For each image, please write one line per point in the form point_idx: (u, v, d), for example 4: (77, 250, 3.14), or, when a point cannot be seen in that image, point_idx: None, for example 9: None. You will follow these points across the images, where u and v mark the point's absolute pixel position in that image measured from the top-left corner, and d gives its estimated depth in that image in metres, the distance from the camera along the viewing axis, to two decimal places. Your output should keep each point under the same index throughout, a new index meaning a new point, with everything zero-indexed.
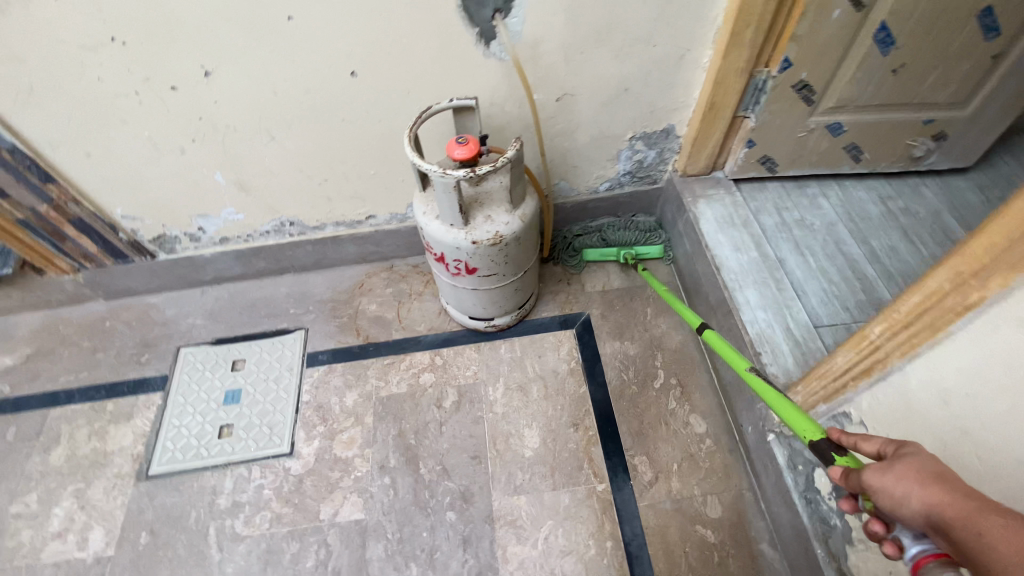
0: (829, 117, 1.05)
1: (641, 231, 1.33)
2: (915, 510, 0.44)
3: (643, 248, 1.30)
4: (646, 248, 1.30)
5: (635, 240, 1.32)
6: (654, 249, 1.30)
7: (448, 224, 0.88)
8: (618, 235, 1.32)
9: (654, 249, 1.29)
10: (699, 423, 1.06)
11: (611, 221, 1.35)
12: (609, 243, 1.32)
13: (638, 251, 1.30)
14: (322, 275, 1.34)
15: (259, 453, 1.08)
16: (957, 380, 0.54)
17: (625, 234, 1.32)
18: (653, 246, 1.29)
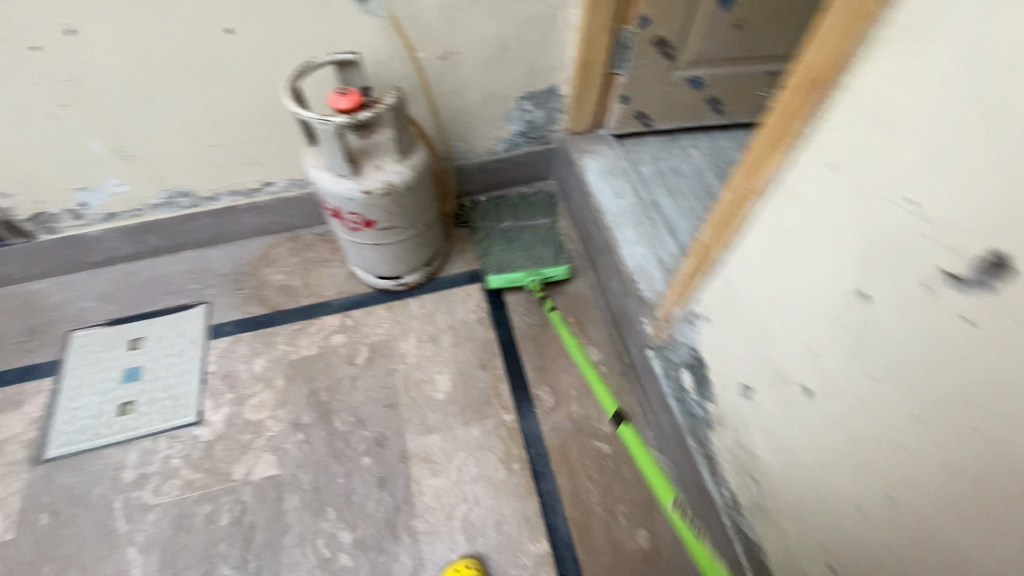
0: (688, 71, 1.18)
1: (548, 251, 1.25)
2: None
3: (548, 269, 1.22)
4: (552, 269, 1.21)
5: (541, 261, 1.24)
6: (560, 271, 1.22)
7: (338, 174, 0.91)
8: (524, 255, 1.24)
9: (559, 270, 1.22)
10: (594, 352, 1.17)
11: (518, 243, 1.27)
12: (515, 263, 1.23)
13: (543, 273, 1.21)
14: (224, 250, 1.32)
15: (165, 425, 1.06)
16: (758, 256, 0.63)
17: (532, 255, 1.24)
18: (558, 266, 1.22)
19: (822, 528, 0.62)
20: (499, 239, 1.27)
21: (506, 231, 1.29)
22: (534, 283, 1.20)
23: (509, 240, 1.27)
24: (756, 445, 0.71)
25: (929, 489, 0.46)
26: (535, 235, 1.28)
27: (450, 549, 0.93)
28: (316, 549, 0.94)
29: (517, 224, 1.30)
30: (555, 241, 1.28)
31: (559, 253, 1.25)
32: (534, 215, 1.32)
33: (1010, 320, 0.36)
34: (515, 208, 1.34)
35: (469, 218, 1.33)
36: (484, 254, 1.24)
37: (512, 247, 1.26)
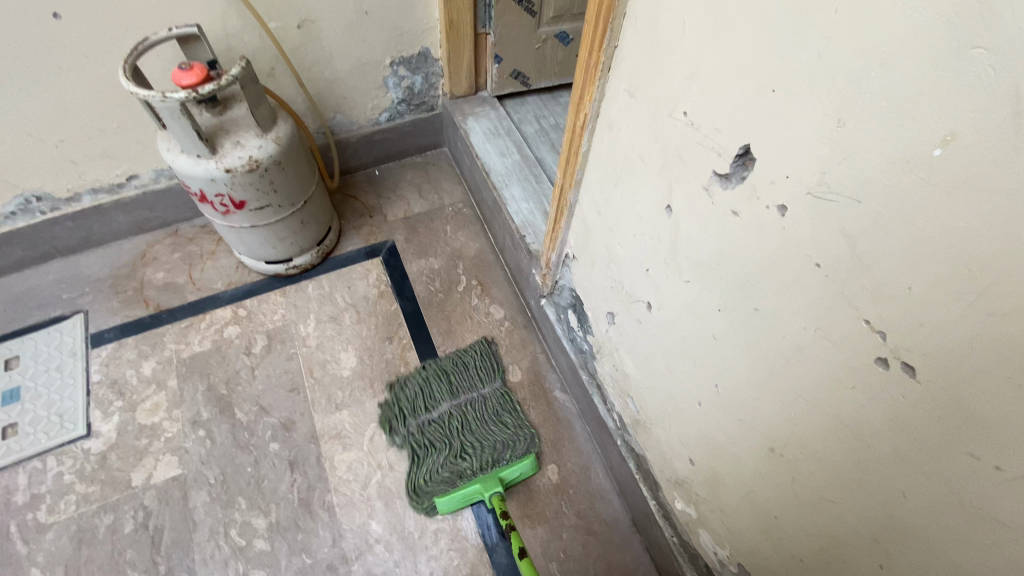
0: (554, 26, 1.21)
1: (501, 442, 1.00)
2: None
3: (508, 469, 0.97)
4: (513, 467, 0.96)
5: (496, 456, 0.98)
6: (524, 467, 0.97)
7: (195, 156, 0.87)
8: (473, 450, 0.98)
9: (523, 467, 0.97)
10: (497, 310, 1.20)
11: (463, 440, 1.00)
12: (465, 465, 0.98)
13: (500, 474, 0.95)
14: (96, 254, 1.23)
15: (49, 444, 1.00)
16: (598, 190, 0.67)
17: (483, 451, 0.98)
18: (523, 463, 0.97)
19: (680, 434, 0.67)
20: (437, 441, 1.00)
21: (446, 425, 1.02)
22: (494, 496, 0.93)
23: (450, 438, 1.00)
24: (625, 365, 0.76)
25: (735, 370, 0.52)
26: (482, 424, 1.02)
27: (368, 516, 0.95)
28: (229, 540, 0.92)
29: (457, 414, 1.04)
30: (509, 424, 1.03)
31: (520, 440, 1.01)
32: (478, 394, 1.07)
33: (758, 201, 0.42)
34: (454, 388, 1.07)
35: (395, 413, 1.05)
36: (420, 463, 0.98)
37: (455, 447, 0.99)
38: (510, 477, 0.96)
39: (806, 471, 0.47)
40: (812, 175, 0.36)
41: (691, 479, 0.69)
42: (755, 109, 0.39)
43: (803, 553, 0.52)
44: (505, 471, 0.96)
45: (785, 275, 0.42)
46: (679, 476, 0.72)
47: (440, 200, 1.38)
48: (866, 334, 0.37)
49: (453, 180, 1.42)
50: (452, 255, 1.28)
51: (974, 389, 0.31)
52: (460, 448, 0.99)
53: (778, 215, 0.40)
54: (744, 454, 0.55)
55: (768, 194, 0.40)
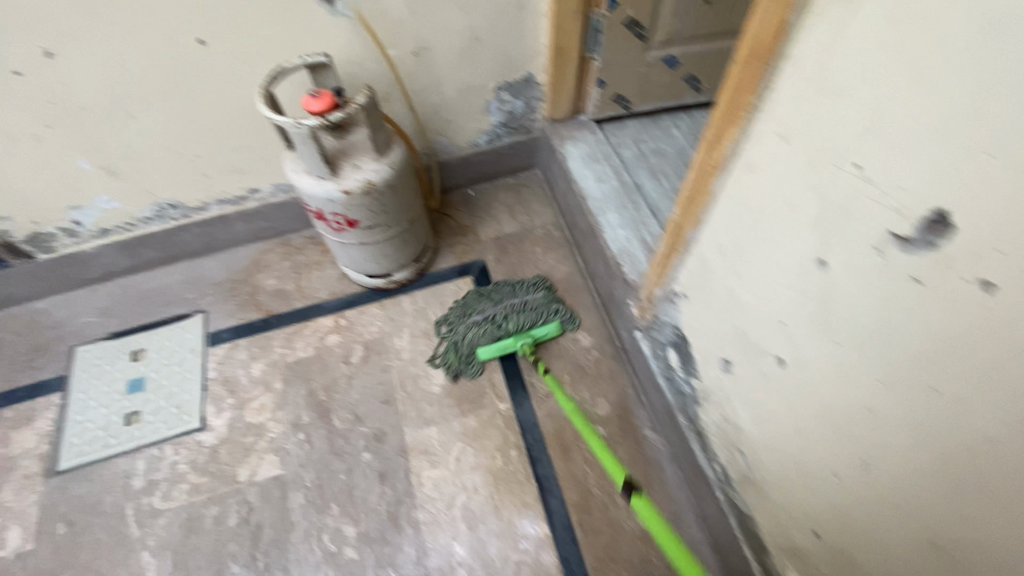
0: (664, 51, 1.18)
1: (532, 313, 1.17)
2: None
3: (538, 331, 1.14)
4: (542, 328, 1.14)
5: (529, 325, 1.15)
6: (550, 328, 1.15)
7: (318, 177, 0.93)
8: (508, 322, 1.15)
9: (551, 328, 1.14)
10: (586, 338, 1.17)
11: (498, 317, 1.15)
12: (503, 337, 1.14)
13: (530, 333, 1.14)
14: (217, 259, 1.34)
15: (170, 433, 1.09)
16: (726, 232, 0.64)
17: (517, 321, 1.15)
18: (550, 326, 1.15)
19: (805, 501, 0.62)
20: (477, 324, 1.15)
21: (482, 312, 1.17)
22: (524, 346, 1.11)
23: (487, 318, 1.16)
24: (739, 417, 0.72)
25: (892, 449, 0.47)
26: (514, 304, 1.17)
27: (452, 537, 0.95)
28: (322, 544, 0.96)
29: (490, 302, 1.18)
30: (536, 300, 1.19)
31: (546, 310, 1.18)
32: (506, 287, 1.21)
33: (951, 275, 0.37)
34: (486, 290, 1.21)
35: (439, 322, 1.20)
36: (465, 341, 1.14)
37: (493, 323, 1.15)
38: (539, 335, 1.14)
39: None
40: None
41: (813, 551, 0.63)
42: (957, 173, 0.35)
43: None
44: (535, 331, 1.14)
45: (980, 359, 0.37)
46: (797, 545, 0.66)
47: (531, 222, 1.38)
48: None
49: (545, 201, 1.42)
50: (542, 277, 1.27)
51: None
52: (497, 323, 1.15)
53: (979, 293, 0.36)
54: (893, 541, 0.50)
55: (968, 267, 0.36)
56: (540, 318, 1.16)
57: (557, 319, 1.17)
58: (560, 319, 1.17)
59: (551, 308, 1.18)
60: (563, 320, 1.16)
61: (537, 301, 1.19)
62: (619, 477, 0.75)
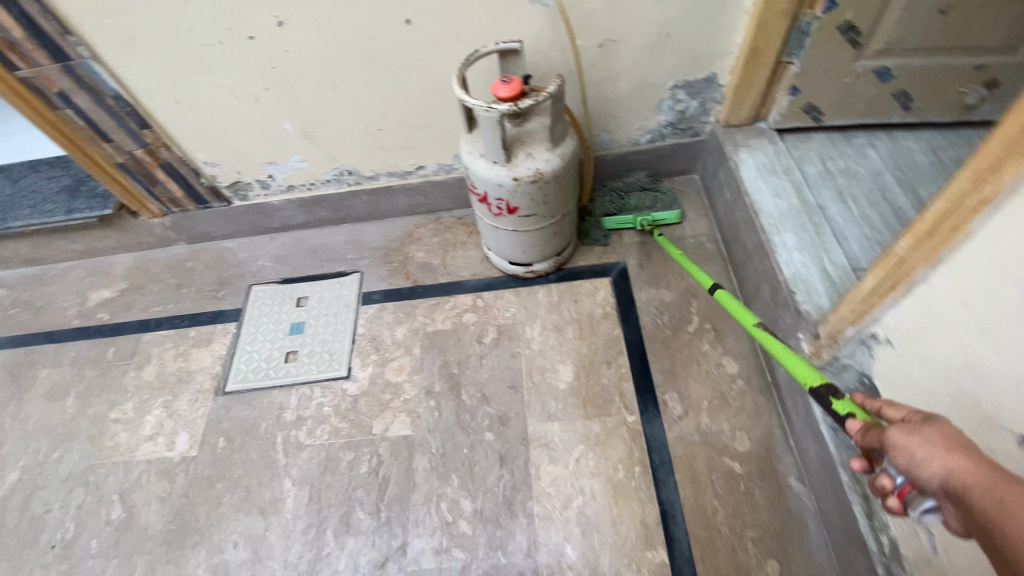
0: (877, 61, 1.04)
1: (650, 196, 1.33)
2: (934, 473, 0.43)
3: (659, 213, 1.29)
4: (664, 212, 1.29)
5: (649, 207, 1.32)
6: (671, 213, 1.29)
7: (492, 161, 0.95)
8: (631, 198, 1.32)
9: (670, 213, 1.29)
10: (731, 364, 1.09)
11: (619, 195, 1.34)
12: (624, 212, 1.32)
13: (655, 218, 1.28)
14: (376, 225, 1.44)
15: (319, 376, 1.20)
16: (976, 279, 0.55)
17: (636, 200, 1.32)
18: (669, 210, 1.29)
19: None
20: (598, 197, 1.34)
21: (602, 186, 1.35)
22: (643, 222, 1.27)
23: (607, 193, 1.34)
24: None
25: None
26: (634, 184, 1.35)
27: (564, 538, 0.94)
28: (439, 512, 1.00)
29: (610, 178, 1.36)
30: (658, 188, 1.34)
31: (663, 197, 1.33)
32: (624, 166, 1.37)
33: None
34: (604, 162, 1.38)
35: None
36: (586, 212, 1.32)
37: (614, 200, 1.33)
38: (661, 219, 1.29)
39: None
40: None
41: None
42: None
43: None
44: (657, 215, 1.28)
45: None
46: None
47: (681, 230, 1.31)
48: None
49: (700, 211, 1.34)
50: (709, 358, 1.10)
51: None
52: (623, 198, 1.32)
53: None
54: None
55: None
56: (661, 204, 1.31)
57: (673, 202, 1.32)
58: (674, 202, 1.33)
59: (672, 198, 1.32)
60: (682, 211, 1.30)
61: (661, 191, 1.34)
62: (707, 281, 1.05)
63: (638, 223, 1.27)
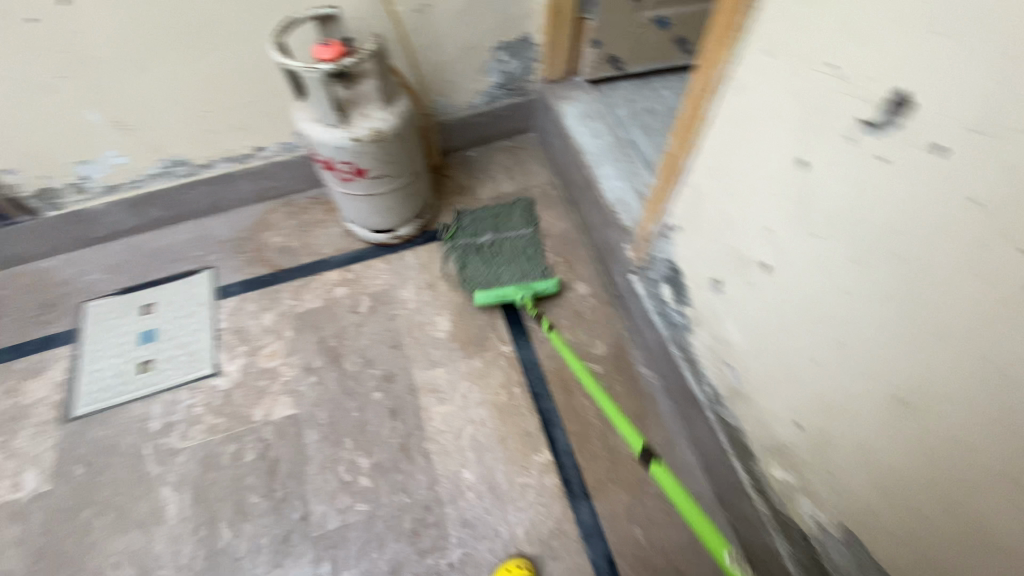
0: (655, 11, 1.24)
1: (530, 269, 1.25)
2: None
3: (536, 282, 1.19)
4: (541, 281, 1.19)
5: (526, 278, 1.23)
6: (549, 284, 1.18)
7: (330, 124, 0.98)
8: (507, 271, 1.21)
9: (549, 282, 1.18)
10: (584, 287, 1.24)
11: (499, 261, 1.26)
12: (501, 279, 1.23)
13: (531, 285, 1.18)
14: (223, 219, 1.37)
15: (184, 378, 1.13)
16: (717, 154, 0.70)
17: (514, 269, 1.24)
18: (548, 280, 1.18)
19: (785, 395, 0.69)
20: (479, 254, 1.27)
21: (486, 245, 1.29)
22: (522, 296, 1.15)
23: (488, 252, 1.28)
24: (729, 332, 0.78)
25: (867, 322, 0.52)
26: (517, 254, 1.27)
27: (461, 465, 1.02)
28: (336, 474, 1.02)
29: (496, 239, 1.30)
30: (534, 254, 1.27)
31: (540, 269, 1.24)
32: (514, 231, 1.32)
33: (912, 146, 0.43)
34: (497, 220, 1.34)
35: (445, 234, 1.32)
36: (464, 268, 1.25)
37: (494, 266, 1.25)
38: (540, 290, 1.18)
39: (938, 417, 0.48)
40: (984, 114, 0.37)
41: (794, 444, 0.70)
42: (921, 54, 0.41)
43: (926, 505, 0.52)
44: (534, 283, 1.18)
45: (940, 217, 0.42)
46: (781, 441, 0.73)
47: (528, 181, 1.42)
48: None
49: (541, 162, 1.47)
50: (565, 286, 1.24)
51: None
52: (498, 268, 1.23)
53: (933, 156, 0.42)
54: (864, 407, 0.56)
55: (925, 136, 0.42)
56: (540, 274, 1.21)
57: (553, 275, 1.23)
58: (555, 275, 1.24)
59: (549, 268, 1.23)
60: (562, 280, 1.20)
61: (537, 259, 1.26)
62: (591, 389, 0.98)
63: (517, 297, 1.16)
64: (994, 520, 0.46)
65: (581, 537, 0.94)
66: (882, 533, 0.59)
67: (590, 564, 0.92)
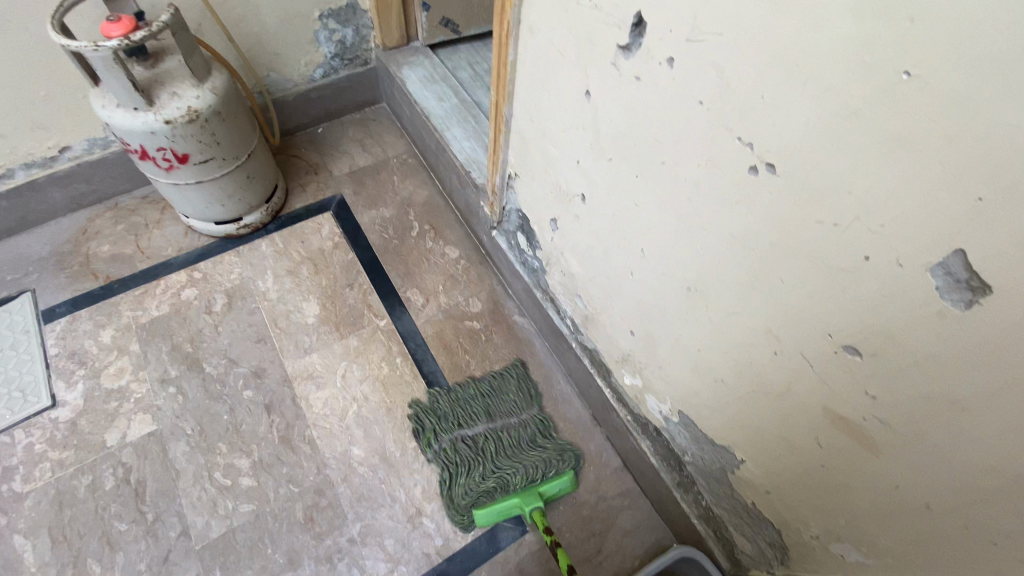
0: None
1: (539, 458, 0.98)
2: None
3: (547, 485, 0.95)
4: (553, 483, 0.95)
5: (536, 473, 0.96)
6: (563, 483, 0.96)
7: (133, 109, 0.89)
8: (507, 468, 0.96)
9: (561, 483, 0.95)
10: (453, 250, 1.25)
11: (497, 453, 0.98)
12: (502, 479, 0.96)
13: (540, 490, 0.94)
14: (34, 234, 1.20)
15: (14, 417, 0.99)
16: (527, 97, 0.75)
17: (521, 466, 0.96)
18: (561, 479, 0.96)
19: (620, 310, 0.76)
20: (474, 460, 0.97)
21: (481, 443, 0.99)
22: (533, 510, 0.91)
23: (485, 452, 0.98)
24: (571, 264, 0.85)
25: (656, 226, 0.59)
26: (517, 438, 1.00)
27: (349, 443, 1.01)
28: (214, 482, 0.96)
29: (494, 433, 1.01)
30: (536, 432, 1.02)
31: (550, 457, 0.98)
32: (513, 415, 1.03)
33: (652, 61, 0.49)
34: (488, 399, 1.05)
35: (422, 435, 1.01)
36: (456, 480, 0.96)
37: (490, 460, 0.97)
38: (551, 492, 0.95)
39: (714, 296, 0.56)
40: (688, 23, 0.44)
41: (634, 351, 0.78)
42: None
43: (723, 374, 0.61)
44: (543, 486, 0.95)
45: (680, 120, 0.49)
46: (625, 352, 0.81)
47: (384, 153, 1.39)
48: (741, 150, 0.45)
49: (395, 133, 1.44)
50: (435, 253, 1.25)
51: (824, 156, 0.39)
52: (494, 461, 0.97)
53: (667, 67, 0.48)
54: (670, 303, 0.64)
55: (659, 50, 0.48)
56: (549, 468, 0.97)
57: (568, 469, 0.98)
58: (572, 466, 0.98)
59: (557, 453, 0.99)
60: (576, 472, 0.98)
61: (540, 436, 1.01)
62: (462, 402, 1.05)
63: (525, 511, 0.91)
64: (764, 370, 0.55)
65: None
66: (703, 410, 0.69)
67: None
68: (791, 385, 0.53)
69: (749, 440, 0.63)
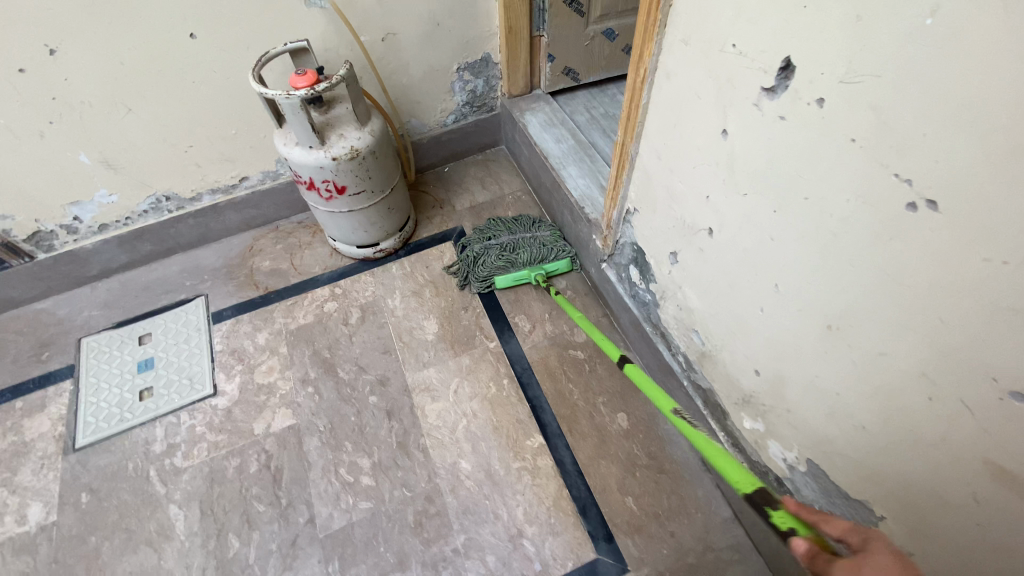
0: (601, 25, 1.35)
1: (546, 251, 1.30)
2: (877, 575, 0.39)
3: (550, 264, 1.28)
4: (554, 263, 1.28)
5: (543, 258, 1.29)
6: (562, 264, 1.28)
7: (308, 147, 1.05)
8: (519, 253, 1.30)
9: (561, 264, 1.28)
10: (561, 281, 1.31)
11: (513, 249, 1.31)
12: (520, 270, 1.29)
13: (545, 269, 1.27)
14: (212, 248, 1.44)
15: (183, 401, 1.17)
16: (658, 138, 0.79)
17: (531, 254, 1.29)
18: (560, 260, 1.28)
19: (745, 346, 0.75)
20: (495, 251, 1.30)
21: (502, 243, 1.32)
22: (539, 276, 1.25)
23: (503, 246, 1.31)
24: (689, 298, 0.86)
25: (794, 259, 0.60)
26: (529, 239, 1.32)
27: (458, 456, 1.06)
28: (339, 477, 1.06)
29: (512, 241, 1.32)
30: (544, 238, 1.33)
31: (554, 249, 1.30)
32: (527, 228, 1.35)
33: (801, 101, 0.51)
34: (510, 223, 1.37)
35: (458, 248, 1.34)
36: (483, 263, 1.29)
37: (508, 252, 1.30)
38: (551, 269, 1.28)
39: (858, 334, 0.55)
40: (844, 67, 0.46)
41: (757, 390, 0.77)
42: (793, 27, 0.49)
43: (865, 420, 0.59)
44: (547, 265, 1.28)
45: (829, 158, 0.51)
46: (747, 392, 0.79)
47: (501, 189, 1.50)
48: (898, 188, 0.45)
49: (512, 170, 1.55)
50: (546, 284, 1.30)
51: (995, 195, 0.39)
52: (511, 253, 1.30)
53: (817, 108, 0.50)
54: (805, 338, 0.63)
55: (808, 92, 0.50)
56: (551, 254, 1.30)
57: (568, 257, 1.30)
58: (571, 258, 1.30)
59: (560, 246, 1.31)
60: (573, 259, 1.30)
61: (548, 237, 1.33)
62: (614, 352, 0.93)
63: (533, 278, 1.26)
64: (914, 414, 0.52)
65: (578, 511, 0.99)
66: (837, 457, 0.65)
67: (588, 535, 0.96)
68: (948, 433, 0.49)
69: (892, 493, 0.59)
